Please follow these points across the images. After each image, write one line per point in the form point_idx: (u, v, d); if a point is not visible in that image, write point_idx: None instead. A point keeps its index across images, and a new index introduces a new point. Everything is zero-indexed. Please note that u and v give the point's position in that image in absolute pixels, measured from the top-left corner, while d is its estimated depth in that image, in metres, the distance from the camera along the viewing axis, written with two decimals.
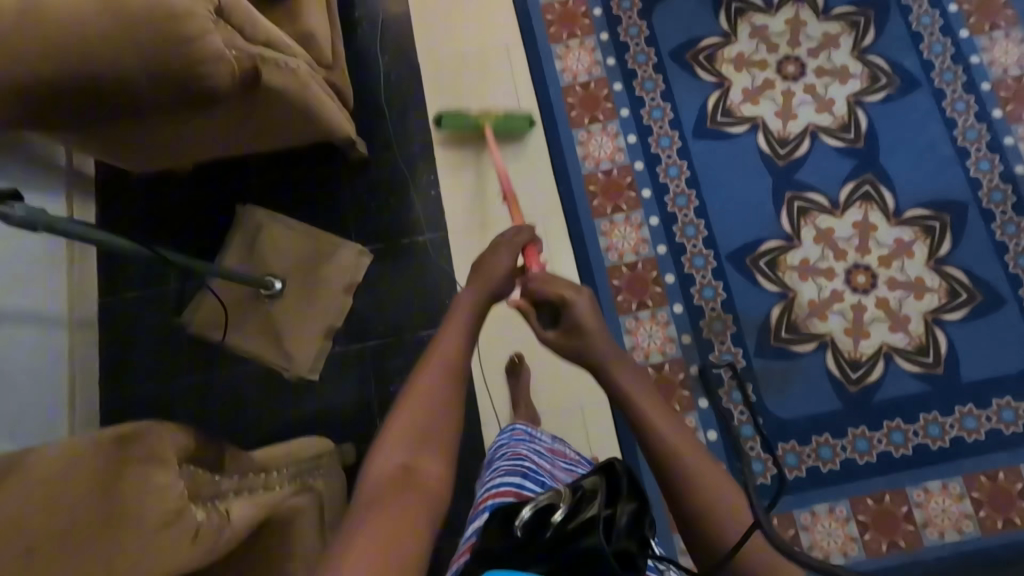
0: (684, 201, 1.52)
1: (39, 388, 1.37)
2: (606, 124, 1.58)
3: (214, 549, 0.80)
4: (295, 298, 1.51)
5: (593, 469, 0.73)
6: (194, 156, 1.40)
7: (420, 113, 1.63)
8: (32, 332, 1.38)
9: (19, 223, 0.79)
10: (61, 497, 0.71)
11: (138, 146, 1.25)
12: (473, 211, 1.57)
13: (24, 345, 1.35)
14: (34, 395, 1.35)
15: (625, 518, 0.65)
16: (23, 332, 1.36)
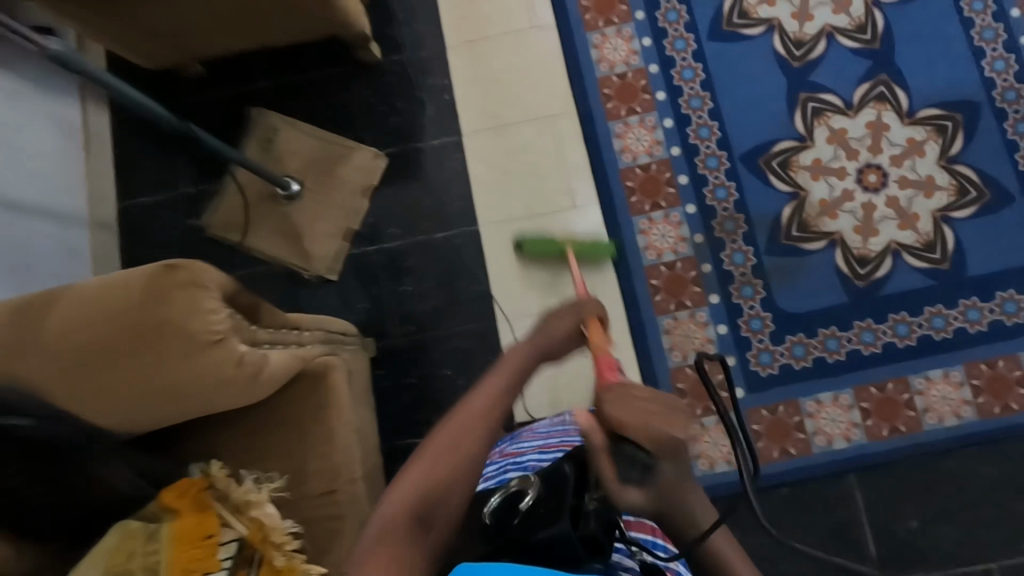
0: (698, 104, 1.52)
1: (58, 252, 1.42)
2: (621, 26, 1.57)
3: (255, 376, 0.84)
4: (311, 199, 1.52)
5: (566, 457, 0.77)
6: (209, 48, 1.40)
7: (433, 18, 1.61)
8: (48, 200, 1.42)
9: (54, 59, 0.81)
10: (115, 303, 0.75)
11: (156, 25, 1.27)
12: (487, 115, 1.57)
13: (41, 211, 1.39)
14: (53, 257, 1.40)
15: (593, 504, 0.70)
16: (40, 199, 1.39)
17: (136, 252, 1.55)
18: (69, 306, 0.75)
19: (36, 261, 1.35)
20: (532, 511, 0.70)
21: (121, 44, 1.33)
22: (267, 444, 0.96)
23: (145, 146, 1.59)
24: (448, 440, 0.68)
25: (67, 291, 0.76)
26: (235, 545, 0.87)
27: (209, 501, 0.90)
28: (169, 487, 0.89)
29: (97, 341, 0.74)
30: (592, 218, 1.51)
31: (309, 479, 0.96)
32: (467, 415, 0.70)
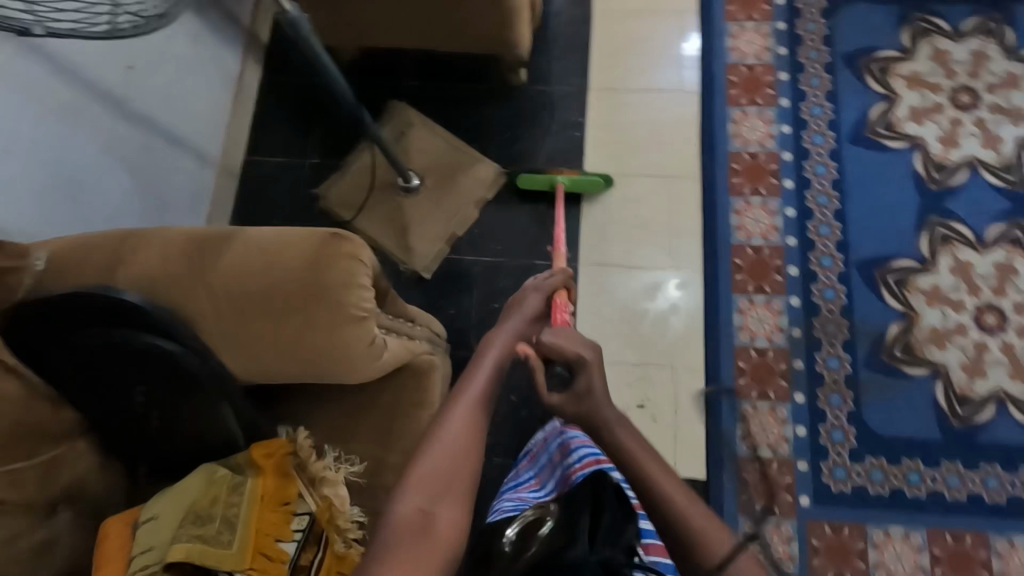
0: (825, 200, 1.51)
1: (187, 197, 1.48)
2: (763, 109, 1.59)
3: (378, 357, 0.85)
4: (425, 197, 1.55)
5: (587, 476, 0.91)
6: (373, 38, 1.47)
7: (583, 57, 1.66)
8: (190, 146, 1.48)
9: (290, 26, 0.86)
10: (282, 256, 0.77)
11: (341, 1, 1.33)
12: (612, 160, 1.59)
13: (182, 154, 1.46)
14: (182, 201, 1.47)
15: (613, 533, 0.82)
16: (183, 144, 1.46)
17: (250, 204, 1.61)
18: (242, 250, 0.78)
19: (170, 188, 1.43)
20: (552, 538, 0.80)
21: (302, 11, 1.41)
22: (355, 425, 0.95)
23: (287, 110, 1.67)
24: (425, 472, 0.82)
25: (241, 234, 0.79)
26: (307, 519, 0.86)
27: (290, 468, 0.88)
28: (258, 441, 0.88)
29: (257, 288, 0.77)
30: (675, 273, 1.50)
31: (387, 471, 0.94)
32: (442, 444, 0.85)
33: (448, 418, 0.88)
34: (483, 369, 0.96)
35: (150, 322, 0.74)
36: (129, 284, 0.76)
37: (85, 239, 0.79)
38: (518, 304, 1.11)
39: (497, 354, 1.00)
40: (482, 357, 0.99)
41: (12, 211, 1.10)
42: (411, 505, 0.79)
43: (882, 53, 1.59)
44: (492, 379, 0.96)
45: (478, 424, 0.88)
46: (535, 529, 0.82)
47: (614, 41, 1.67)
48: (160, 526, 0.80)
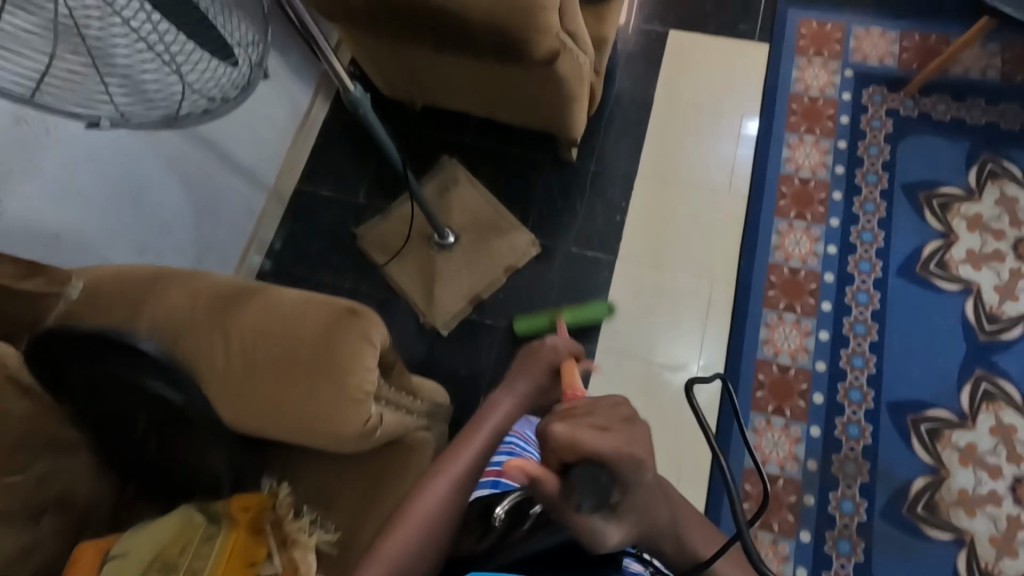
0: (862, 330, 1.45)
1: (232, 219, 1.53)
2: (811, 225, 1.55)
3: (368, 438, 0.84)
4: (457, 255, 1.57)
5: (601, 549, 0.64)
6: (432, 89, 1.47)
7: (636, 143, 1.67)
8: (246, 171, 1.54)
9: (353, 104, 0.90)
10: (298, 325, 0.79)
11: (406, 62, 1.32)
12: (648, 249, 1.57)
13: (237, 178, 1.52)
14: (226, 222, 1.52)
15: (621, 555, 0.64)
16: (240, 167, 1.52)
17: (292, 232, 1.67)
18: (260, 312, 0.79)
19: (221, 212, 1.49)
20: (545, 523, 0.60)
21: (367, 61, 1.41)
22: (340, 490, 0.96)
23: (344, 148, 1.74)
24: (391, 548, 0.76)
25: (270, 291, 0.82)
26: None
27: (264, 525, 0.88)
28: (239, 495, 0.89)
29: (268, 352, 0.78)
30: (699, 355, 1.47)
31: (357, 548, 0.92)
32: (415, 513, 0.79)
33: (426, 491, 0.81)
34: (481, 431, 0.85)
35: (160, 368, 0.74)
36: (152, 328, 0.79)
37: (117, 273, 0.82)
38: (531, 356, 0.88)
39: (500, 417, 0.86)
40: (475, 429, 0.86)
41: (72, 214, 1.17)
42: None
43: (944, 189, 1.54)
44: (481, 449, 0.84)
45: (457, 496, 0.80)
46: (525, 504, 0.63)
47: (670, 133, 1.68)
48: (126, 566, 0.78)
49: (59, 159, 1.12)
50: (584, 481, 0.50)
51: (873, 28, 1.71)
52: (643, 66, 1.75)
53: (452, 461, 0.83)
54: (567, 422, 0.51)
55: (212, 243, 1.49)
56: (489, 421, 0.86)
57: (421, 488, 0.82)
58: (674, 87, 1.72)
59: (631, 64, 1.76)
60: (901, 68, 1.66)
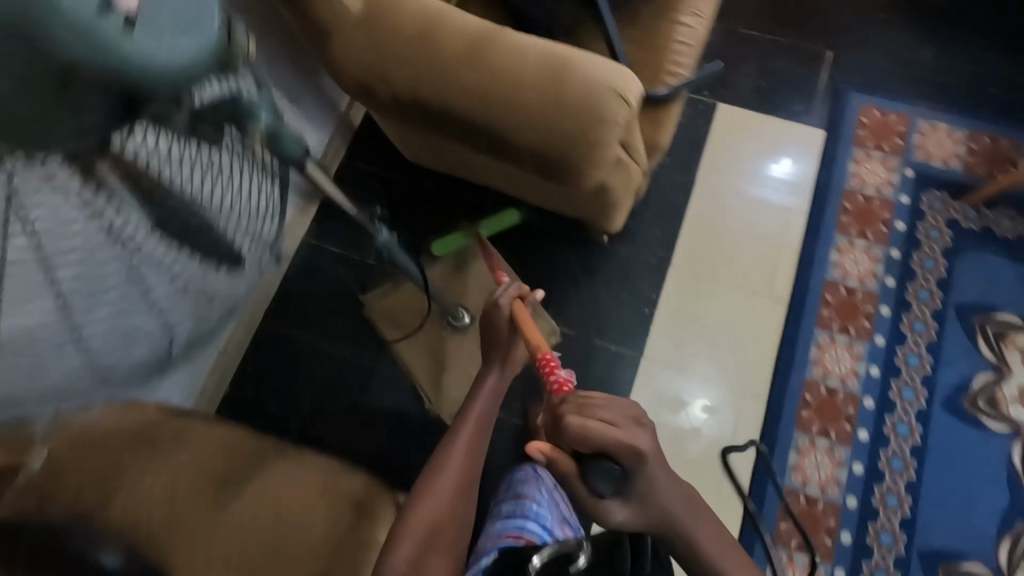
0: (899, 465, 1.35)
1: None
2: (854, 341, 1.44)
3: None
4: (471, 338, 1.46)
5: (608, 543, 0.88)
6: (458, 164, 1.34)
7: (673, 229, 1.56)
8: None
9: None
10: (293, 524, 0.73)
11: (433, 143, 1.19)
12: (677, 350, 1.46)
13: None
14: None
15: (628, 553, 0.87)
16: None
17: (295, 292, 1.55)
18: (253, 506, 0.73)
19: None
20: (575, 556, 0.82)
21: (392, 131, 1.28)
22: None
23: (358, 202, 1.62)
24: (424, 516, 0.75)
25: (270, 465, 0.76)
26: None
27: None
28: None
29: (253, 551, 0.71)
30: (707, 395, 1.42)
31: None
32: (437, 487, 0.79)
33: (442, 473, 0.81)
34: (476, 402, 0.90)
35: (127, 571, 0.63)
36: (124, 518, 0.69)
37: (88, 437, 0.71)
38: (488, 324, 0.94)
39: (488, 392, 0.92)
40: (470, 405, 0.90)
41: None
42: (405, 553, 0.70)
43: (1001, 315, 1.43)
44: (481, 426, 0.89)
45: (470, 478, 0.82)
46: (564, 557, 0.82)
47: (709, 222, 1.56)
48: None
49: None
50: (599, 470, 0.73)
51: (940, 124, 1.58)
52: (687, 142, 1.62)
53: (463, 434, 0.86)
54: (581, 417, 0.74)
55: None
56: (483, 397, 0.91)
57: (435, 470, 0.81)
58: (718, 170, 1.60)
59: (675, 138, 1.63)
60: (965, 173, 1.54)
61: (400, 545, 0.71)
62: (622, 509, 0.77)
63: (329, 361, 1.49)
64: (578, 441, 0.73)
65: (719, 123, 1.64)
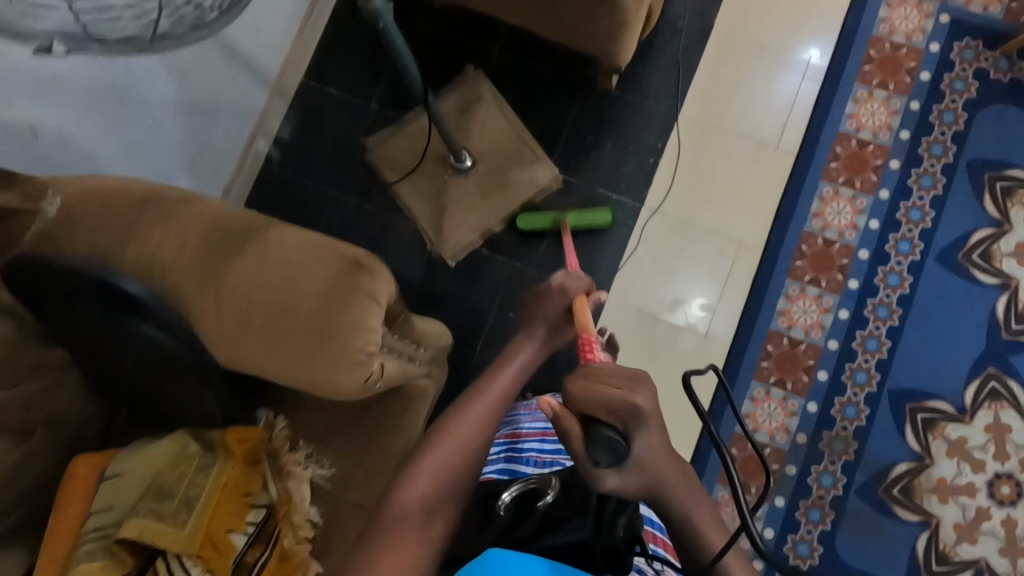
0: (884, 313, 1.40)
1: (230, 120, 1.39)
2: (858, 194, 1.43)
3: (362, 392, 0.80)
4: (473, 181, 1.46)
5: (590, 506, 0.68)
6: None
7: (687, 75, 1.49)
8: (248, 73, 1.39)
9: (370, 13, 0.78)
10: (298, 279, 0.73)
11: None
12: (678, 200, 1.46)
13: (237, 79, 1.36)
14: (226, 123, 1.38)
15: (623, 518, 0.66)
16: (241, 71, 1.37)
17: (294, 135, 1.53)
18: (259, 255, 0.73)
19: (219, 112, 1.35)
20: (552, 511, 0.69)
21: None
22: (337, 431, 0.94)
23: (357, 42, 1.54)
24: (430, 471, 0.73)
25: (275, 228, 0.76)
26: (264, 512, 0.86)
27: (260, 456, 0.88)
28: (235, 425, 0.88)
29: (269, 300, 0.72)
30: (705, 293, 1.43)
31: (354, 481, 0.93)
32: (448, 438, 0.77)
33: (455, 423, 0.78)
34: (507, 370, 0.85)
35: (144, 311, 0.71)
36: (136, 268, 0.72)
37: (102, 190, 0.74)
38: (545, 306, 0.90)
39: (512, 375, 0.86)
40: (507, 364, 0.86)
41: (49, 108, 1.02)
42: (411, 495, 0.72)
43: (1013, 172, 1.40)
44: (510, 388, 0.84)
45: (489, 430, 0.79)
46: (535, 497, 0.72)
47: (724, 68, 1.49)
48: (122, 485, 0.81)
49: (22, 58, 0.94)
50: (600, 438, 0.58)
51: None
52: None
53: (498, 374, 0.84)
54: (587, 381, 0.62)
55: (208, 136, 1.35)
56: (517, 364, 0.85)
57: (443, 436, 0.77)
58: (741, 10, 1.50)
59: None
60: (1005, 21, 1.44)
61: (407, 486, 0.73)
62: (621, 480, 0.59)
63: (330, 202, 1.51)
64: (583, 398, 0.60)
65: None
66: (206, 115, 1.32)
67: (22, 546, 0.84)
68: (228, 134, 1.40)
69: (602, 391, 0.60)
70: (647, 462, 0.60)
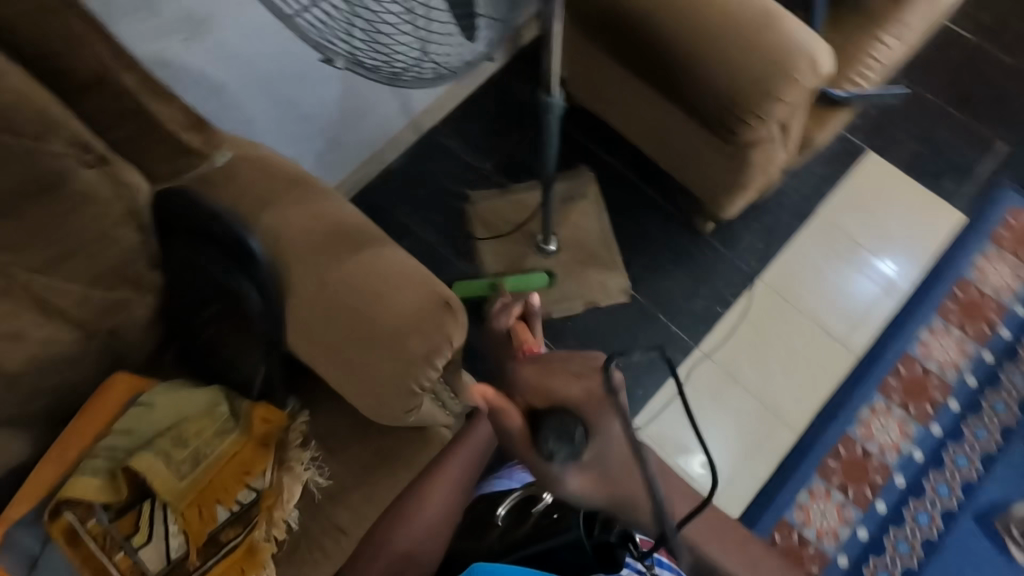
0: (904, 550, 1.33)
1: (366, 135, 1.53)
2: (910, 419, 1.42)
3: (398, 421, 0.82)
4: (551, 264, 1.52)
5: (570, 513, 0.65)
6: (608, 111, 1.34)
7: (777, 246, 1.56)
8: (398, 104, 1.54)
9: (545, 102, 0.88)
10: (389, 294, 0.78)
11: (607, 72, 1.20)
12: (732, 355, 1.48)
13: (387, 104, 1.51)
14: (361, 136, 1.52)
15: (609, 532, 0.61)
16: (394, 100, 1.52)
17: (410, 164, 1.65)
18: (365, 263, 0.78)
19: (361, 126, 1.49)
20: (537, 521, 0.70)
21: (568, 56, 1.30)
22: (350, 445, 0.94)
23: (496, 109, 1.70)
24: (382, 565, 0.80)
25: (389, 247, 0.82)
26: (252, 497, 0.85)
27: (273, 441, 0.88)
28: (265, 402, 0.90)
29: (357, 303, 0.77)
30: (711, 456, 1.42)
31: (349, 501, 0.92)
32: (405, 515, 0.87)
33: (416, 500, 0.88)
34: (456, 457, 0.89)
35: (247, 272, 0.76)
36: (260, 234, 0.79)
37: (264, 159, 0.82)
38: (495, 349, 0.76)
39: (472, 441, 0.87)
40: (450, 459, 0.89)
41: (234, 74, 1.17)
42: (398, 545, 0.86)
43: None
44: (468, 469, 0.90)
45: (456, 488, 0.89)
46: (526, 506, 0.75)
47: (814, 252, 1.55)
48: (147, 416, 0.83)
49: (237, 33, 1.11)
50: (553, 422, 0.53)
51: None
52: (825, 174, 1.61)
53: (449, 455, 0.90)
54: (541, 370, 0.58)
55: (346, 143, 1.49)
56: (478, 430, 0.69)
57: (411, 510, 0.87)
58: (844, 209, 1.58)
59: (813, 166, 1.62)
60: None
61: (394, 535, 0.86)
62: (584, 480, 0.52)
63: (417, 232, 1.60)
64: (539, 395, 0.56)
65: (863, 168, 1.62)
66: (349, 124, 1.46)
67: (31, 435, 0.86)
68: (359, 145, 1.54)
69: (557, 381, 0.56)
70: (614, 466, 0.51)
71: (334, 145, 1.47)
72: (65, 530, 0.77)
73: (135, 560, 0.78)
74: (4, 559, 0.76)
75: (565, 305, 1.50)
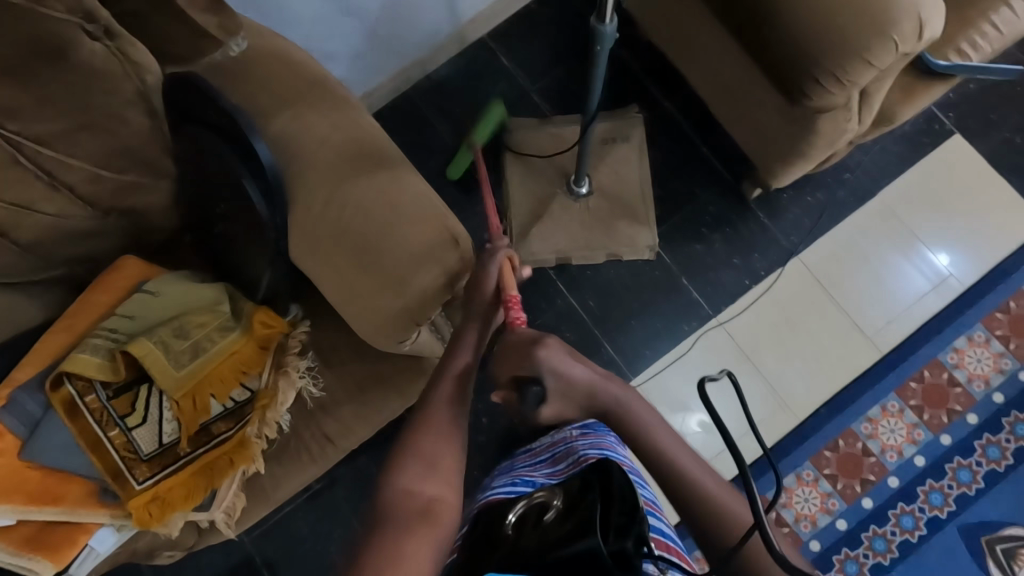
0: (881, 547, 1.31)
1: (406, 43, 1.43)
2: (920, 424, 1.37)
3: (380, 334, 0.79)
4: (579, 207, 1.44)
5: (580, 483, 0.62)
6: (674, 49, 1.20)
7: (825, 225, 1.45)
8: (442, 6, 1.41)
9: (595, 36, 0.79)
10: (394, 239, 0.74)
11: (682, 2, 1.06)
12: (750, 330, 1.42)
13: (431, 9, 1.39)
14: (401, 44, 1.42)
15: (617, 517, 0.57)
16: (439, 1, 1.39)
17: (454, 76, 1.55)
18: (379, 184, 0.74)
19: (405, 28, 1.39)
20: (558, 519, 0.57)
21: None
22: (343, 364, 0.94)
23: (547, 32, 1.56)
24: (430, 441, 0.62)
25: (406, 170, 0.77)
26: (247, 396, 0.86)
27: (272, 345, 0.87)
28: (267, 306, 0.87)
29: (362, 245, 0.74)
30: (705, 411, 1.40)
31: (337, 416, 0.94)
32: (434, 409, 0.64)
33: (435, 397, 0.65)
34: (463, 354, 0.67)
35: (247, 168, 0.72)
36: (271, 138, 0.75)
37: (288, 56, 0.78)
38: (405, 167, 0.77)
39: (477, 346, 0.69)
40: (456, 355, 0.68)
41: None
42: (406, 484, 0.58)
43: None
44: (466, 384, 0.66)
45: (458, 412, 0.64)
46: (540, 513, 0.60)
47: (863, 238, 1.44)
48: (151, 303, 0.84)
49: None
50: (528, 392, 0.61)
51: None
52: (897, 156, 1.47)
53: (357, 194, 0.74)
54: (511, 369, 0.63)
55: (387, 43, 1.39)
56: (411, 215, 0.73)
57: (415, 439, 0.61)
58: (909, 195, 1.45)
59: (885, 144, 1.47)
60: None
61: (403, 471, 0.59)
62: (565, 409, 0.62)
63: (446, 152, 1.52)
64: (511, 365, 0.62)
65: (941, 157, 1.47)
66: (389, 29, 1.36)
67: (46, 302, 0.88)
68: (399, 53, 1.44)
69: (512, 361, 0.62)
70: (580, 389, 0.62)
71: (371, 49, 1.38)
72: (66, 401, 0.79)
73: (129, 438, 0.81)
74: (10, 417, 0.78)
75: (589, 252, 1.43)
